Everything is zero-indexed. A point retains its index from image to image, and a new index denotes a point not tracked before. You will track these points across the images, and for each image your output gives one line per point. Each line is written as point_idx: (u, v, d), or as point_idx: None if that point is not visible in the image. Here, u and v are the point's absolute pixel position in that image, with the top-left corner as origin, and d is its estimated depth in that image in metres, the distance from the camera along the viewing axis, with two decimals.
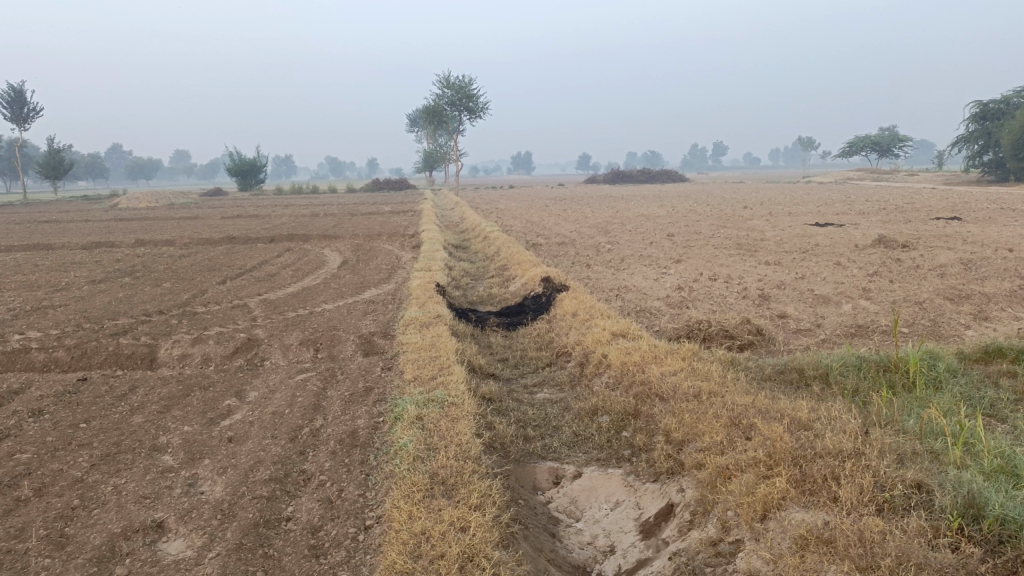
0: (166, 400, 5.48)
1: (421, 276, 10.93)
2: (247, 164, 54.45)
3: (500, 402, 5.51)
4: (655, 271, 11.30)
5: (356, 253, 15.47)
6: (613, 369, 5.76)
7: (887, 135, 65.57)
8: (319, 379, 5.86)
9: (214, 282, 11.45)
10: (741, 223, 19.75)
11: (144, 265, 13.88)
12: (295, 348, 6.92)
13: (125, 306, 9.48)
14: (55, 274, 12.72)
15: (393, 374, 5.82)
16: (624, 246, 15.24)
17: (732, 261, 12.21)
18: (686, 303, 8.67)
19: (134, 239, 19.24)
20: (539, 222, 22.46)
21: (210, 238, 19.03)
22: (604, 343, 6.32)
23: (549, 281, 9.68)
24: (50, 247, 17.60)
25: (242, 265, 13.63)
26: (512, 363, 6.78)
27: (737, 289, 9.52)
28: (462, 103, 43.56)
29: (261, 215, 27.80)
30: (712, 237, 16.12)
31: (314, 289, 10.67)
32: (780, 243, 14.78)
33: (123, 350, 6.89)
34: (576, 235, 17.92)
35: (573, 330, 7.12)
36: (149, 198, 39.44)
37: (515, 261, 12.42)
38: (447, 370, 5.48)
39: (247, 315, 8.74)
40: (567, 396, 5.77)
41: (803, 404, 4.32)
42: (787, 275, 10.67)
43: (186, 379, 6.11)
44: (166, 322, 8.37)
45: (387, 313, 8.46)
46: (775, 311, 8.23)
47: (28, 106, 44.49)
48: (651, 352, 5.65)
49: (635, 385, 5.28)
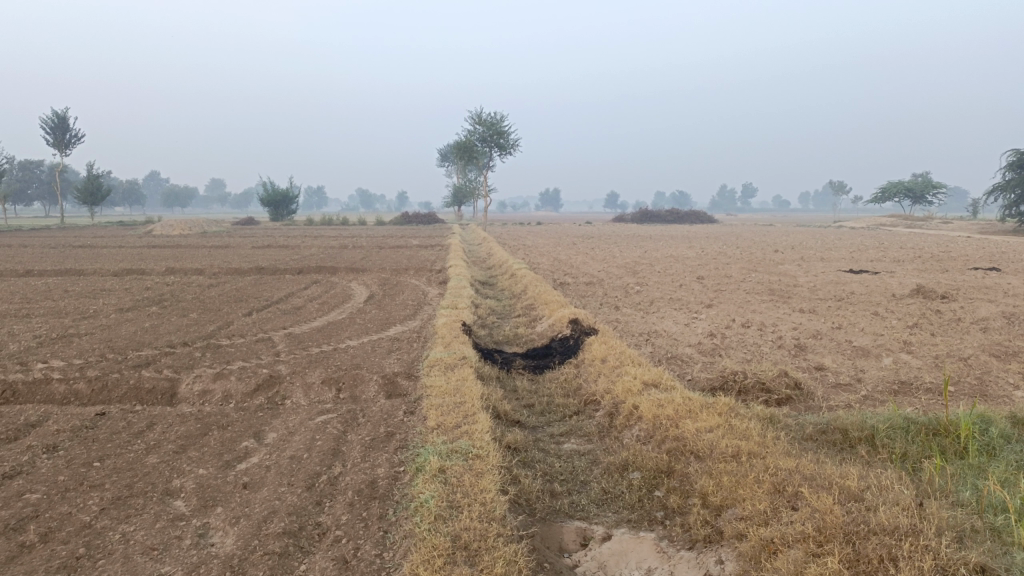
0: (182, 439, 5.34)
1: (447, 313, 10.78)
2: (279, 195, 55.19)
3: (526, 453, 5.28)
4: (686, 316, 11.05)
5: (382, 287, 15.40)
6: (645, 422, 5.51)
7: (920, 182, 64.84)
8: (339, 422, 5.68)
9: (240, 314, 11.41)
10: (773, 268, 19.44)
11: (172, 294, 13.91)
12: (316, 387, 6.77)
13: (150, 337, 9.44)
14: (84, 301, 12.78)
15: (415, 418, 5.63)
16: (653, 288, 15.01)
17: (765, 307, 11.92)
18: (719, 351, 8.41)
19: (164, 267, 19.40)
20: (567, 260, 22.31)
21: (239, 268, 19.13)
22: (636, 393, 6.08)
23: (578, 324, 9.47)
24: (81, 273, 17.80)
25: (268, 296, 13.62)
26: (539, 409, 6.55)
27: (771, 338, 9.24)
28: (494, 140, 43.93)
29: (291, 246, 27.99)
30: (743, 282, 15.84)
31: (339, 324, 10.56)
32: (813, 289, 14.46)
33: (144, 384, 6.78)
34: (604, 275, 17.75)
35: (602, 378, 6.89)
36: (182, 225, 40.05)
37: (542, 301, 12.25)
38: (471, 417, 5.28)
39: (270, 349, 8.63)
40: (596, 448, 5.52)
41: (850, 471, 4.05)
42: (823, 324, 10.36)
43: (204, 417, 5.97)
44: (189, 355, 8.29)
45: (411, 352, 8.30)
46: (812, 362, 7.94)
47: (71, 133, 45.72)
48: (685, 405, 5.40)
49: (668, 441, 5.03)
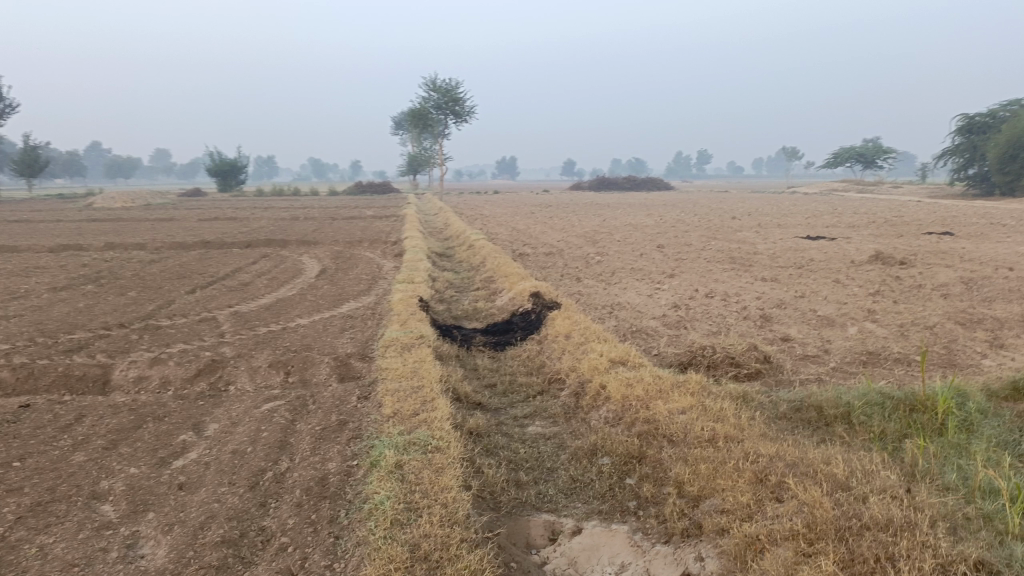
0: (114, 433, 4.89)
1: (404, 288, 10.38)
2: (228, 165, 53.54)
3: (488, 439, 4.97)
4: (649, 286, 10.82)
5: (336, 261, 14.85)
6: (612, 403, 5.25)
7: (870, 148, 65.84)
8: (287, 410, 5.29)
9: (183, 291, 10.83)
10: (732, 235, 19.37)
11: (111, 271, 13.20)
12: (263, 371, 6.35)
13: (84, 318, 8.85)
14: (15, 280, 12.02)
15: (370, 405, 5.27)
16: (613, 257, 14.77)
17: (727, 276, 11.77)
18: (684, 323, 8.19)
19: (104, 242, 18.48)
20: (525, 230, 21.93)
21: (185, 242, 18.33)
22: (603, 372, 5.81)
23: (539, 297, 9.17)
24: (14, 250, 16.83)
25: (215, 272, 13.01)
26: (501, 390, 6.25)
27: (736, 308, 9.06)
28: (449, 107, 43.07)
29: (240, 218, 27.03)
30: (703, 250, 15.68)
31: (290, 301, 10.07)
32: (774, 257, 14.38)
33: (74, 371, 6.27)
34: (564, 245, 17.46)
35: (566, 355, 6.60)
36: (125, 197, 38.54)
37: (502, 273, 11.89)
38: (430, 403, 4.94)
39: (215, 330, 8.14)
40: (562, 431, 5.24)
41: (832, 456, 3.83)
42: (786, 293, 10.23)
43: (140, 407, 5.51)
44: (126, 338, 7.76)
45: (366, 330, 7.90)
46: (779, 333, 7.77)
47: (4, 101, 43.43)
48: (654, 384, 5.14)
49: (639, 424, 4.77)
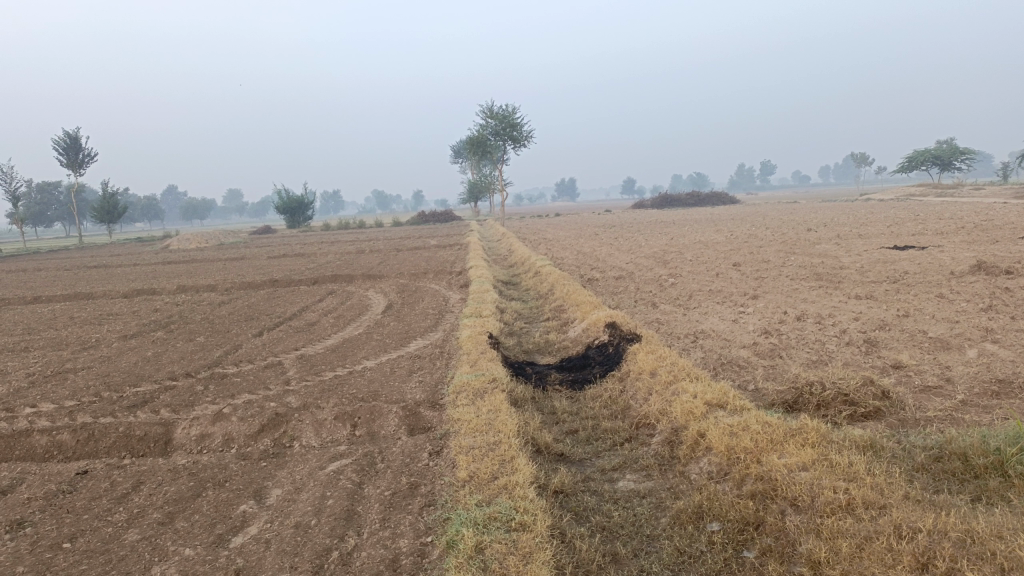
0: (172, 504, 4.53)
1: (472, 322, 9.93)
2: (295, 202, 54.66)
3: (575, 501, 4.42)
4: (731, 310, 10.10)
5: (401, 295, 14.56)
6: (715, 455, 4.63)
7: (946, 148, 62.94)
8: (353, 470, 4.84)
9: (249, 335, 10.63)
10: (811, 249, 18.36)
11: (181, 315, 13.20)
12: (328, 423, 5.94)
13: (151, 368, 8.69)
14: (88, 329, 12.09)
15: (443, 464, 4.78)
16: (688, 279, 14.07)
17: (816, 295, 10.94)
18: (780, 352, 7.47)
19: (175, 285, 18.74)
20: (591, 253, 21.33)
21: (253, 282, 18.42)
22: (698, 417, 5.18)
23: (615, 328, 8.58)
24: (91, 297, 17.19)
25: (281, 312, 12.86)
26: (584, 437, 5.68)
27: (833, 332, 8.28)
28: (507, 132, 42.92)
29: (307, 254, 27.28)
30: (783, 267, 14.83)
31: (356, 341, 9.72)
32: (862, 271, 13.43)
33: (135, 430, 5.98)
34: (633, 267, 16.81)
35: (655, 396, 5.99)
36: (198, 238, 39.64)
37: (573, 301, 11.34)
38: (510, 463, 4.42)
39: (280, 377, 7.83)
40: (658, 488, 4.64)
41: (1005, 526, 3.15)
42: (886, 312, 9.38)
43: (200, 471, 5.15)
44: (191, 389, 7.49)
45: (434, 373, 7.44)
46: (888, 360, 6.98)
47: (85, 152, 45.57)
48: (763, 432, 4.50)
49: (751, 482, 4.16)
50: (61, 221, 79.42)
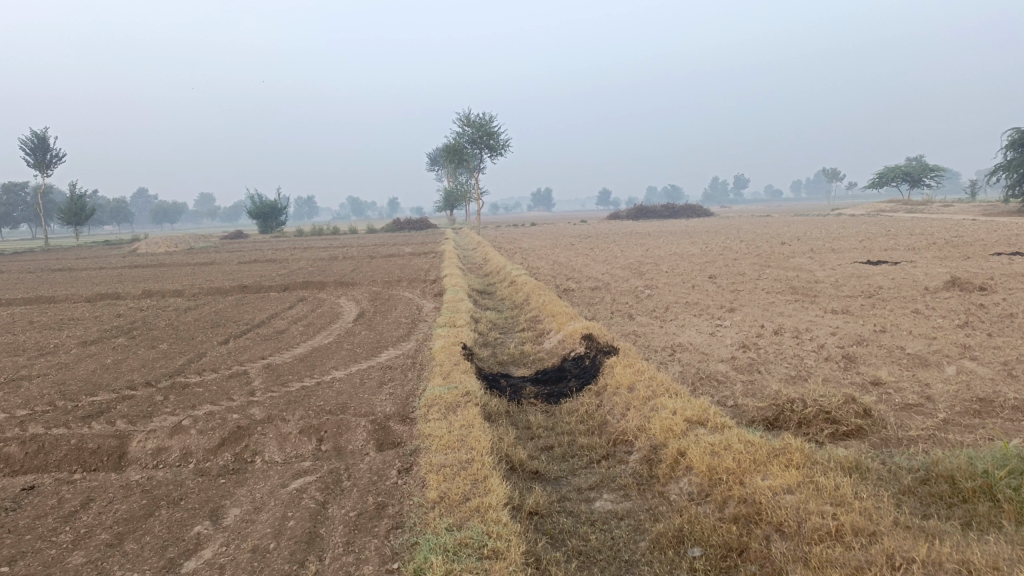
0: (123, 523, 4.24)
1: (445, 333, 9.69)
2: (268, 207, 54.02)
3: (551, 523, 4.22)
4: (709, 323, 9.98)
5: (374, 303, 14.29)
6: (696, 474, 4.46)
7: (915, 165, 63.98)
8: (317, 489, 4.59)
9: (215, 342, 10.30)
10: (786, 262, 18.39)
11: (144, 321, 12.78)
12: (293, 437, 5.68)
13: (109, 376, 8.34)
14: (46, 334, 11.64)
15: (412, 482, 4.55)
16: (664, 291, 13.96)
17: (793, 309, 10.88)
18: (759, 367, 7.34)
19: (142, 289, 18.25)
20: (567, 263, 21.19)
21: (222, 287, 18.00)
22: (678, 435, 5.01)
23: (592, 340, 8.40)
24: (52, 301, 16.66)
25: (249, 319, 12.52)
26: (559, 453, 5.48)
27: (811, 347, 8.18)
28: (483, 141, 42.74)
29: (279, 260, 26.80)
30: (759, 280, 14.79)
31: (326, 350, 9.44)
32: (837, 285, 13.42)
33: (87, 443, 5.67)
34: (609, 278, 16.68)
35: (633, 412, 5.81)
36: (168, 241, 38.92)
37: (549, 311, 11.15)
38: (482, 484, 4.20)
39: (244, 387, 7.53)
40: (636, 509, 4.46)
41: (1002, 557, 3.00)
42: (863, 327, 9.32)
43: (155, 487, 4.86)
44: (150, 400, 7.17)
45: (405, 385, 7.20)
46: (868, 377, 6.88)
47: (53, 152, 44.57)
48: (746, 452, 4.33)
49: (735, 506, 4.00)
50: (27, 222, 77.80)
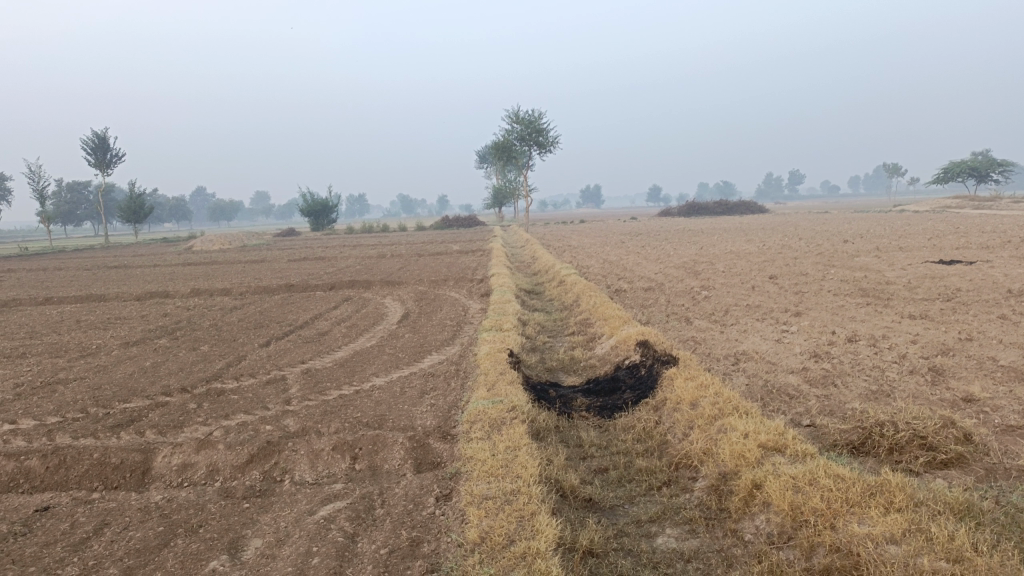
0: (134, 555, 3.86)
1: (491, 337, 9.20)
2: (319, 205, 54.41)
3: (608, 567, 3.70)
4: (774, 329, 9.28)
5: (418, 304, 13.87)
6: (775, 513, 3.88)
7: (982, 159, 61.16)
8: (347, 518, 4.15)
9: (256, 345, 10.02)
10: (851, 261, 17.43)
11: (189, 321, 12.63)
12: (325, 454, 5.26)
13: (145, 381, 8.09)
14: (91, 335, 11.56)
15: (450, 514, 4.07)
16: (722, 292, 13.25)
17: (865, 313, 10.09)
18: (834, 380, 6.67)
19: (190, 288, 18.21)
20: (618, 262, 20.54)
21: (268, 286, 17.89)
22: (752, 463, 4.43)
23: (647, 347, 7.82)
24: (103, 299, 16.76)
25: (293, 320, 12.27)
26: (615, 477, 4.94)
27: (891, 357, 7.47)
28: (532, 138, 42.19)
29: (327, 258, 26.80)
30: (823, 281, 13.96)
31: (367, 354, 9.06)
32: (910, 287, 12.53)
33: (111, 457, 5.34)
34: (662, 278, 16.02)
35: (697, 432, 5.23)
36: (222, 240, 39.48)
37: (600, 314, 10.57)
38: (529, 522, 3.70)
39: (280, 395, 7.18)
40: (704, 549, 3.90)
41: None
42: (945, 334, 8.53)
43: (174, 510, 4.48)
44: (183, 407, 6.86)
45: (448, 395, 6.73)
46: (959, 393, 6.16)
47: (114, 152, 45.64)
48: (835, 490, 3.74)
49: (825, 557, 3.41)
50: (90, 220, 80.07)
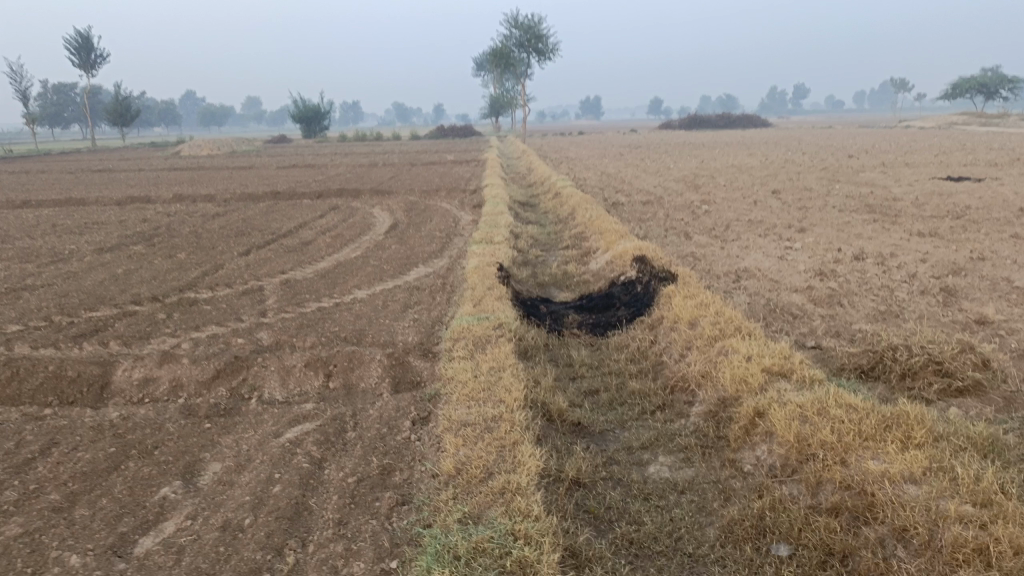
0: (79, 479, 3.53)
1: (481, 250, 8.76)
2: (311, 111, 52.77)
3: (596, 500, 3.39)
4: (776, 245, 8.85)
5: (408, 214, 13.34)
6: (779, 444, 3.55)
7: (993, 75, 59.30)
8: (314, 442, 3.81)
9: (236, 253, 9.57)
10: (856, 177, 16.85)
11: (168, 228, 12.11)
12: (297, 371, 4.90)
13: (116, 288, 7.68)
14: (66, 240, 11.08)
15: (426, 441, 3.74)
16: (723, 206, 12.76)
17: (872, 230, 9.65)
18: (840, 299, 6.29)
19: (173, 193, 17.59)
20: (616, 175, 19.90)
21: (254, 193, 17.28)
22: (755, 390, 4.09)
23: (644, 262, 7.40)
24: (82, 203, 16.17)
25: (277, 228, 11.78)
26: (606, 400, 4.61)
27: (900, 276, 7.08)
28: (531, 44, 40.57)
29: (317, 166, 26.01)
30: (829, 196, 13.45)
31: (351, 265, 8.64)
32: (919, 204, 12.05)
33: (67, 369, 4.97)
34: (662, 191, 15.48)
35: (696, 354, 4.87)
36: (210, 145, 38.45)
37: (595, 228, 10.10)
38: (510, 453, 3.37)
39: (256, 306, 6.79)
40: (701, 480, 3.59)
41: None
42: (957, 253, 8.12)
43: (129, 429, 4.15)
44: (151, 318, 6.48)
45: (432, 310, 6.36)
46: (972, 315, 5.79)
47: (97, 52, 43.85)
48: (848, 421, 3.40)
49: (833, 495, 3.10)
50: (77, 124, 77.98)
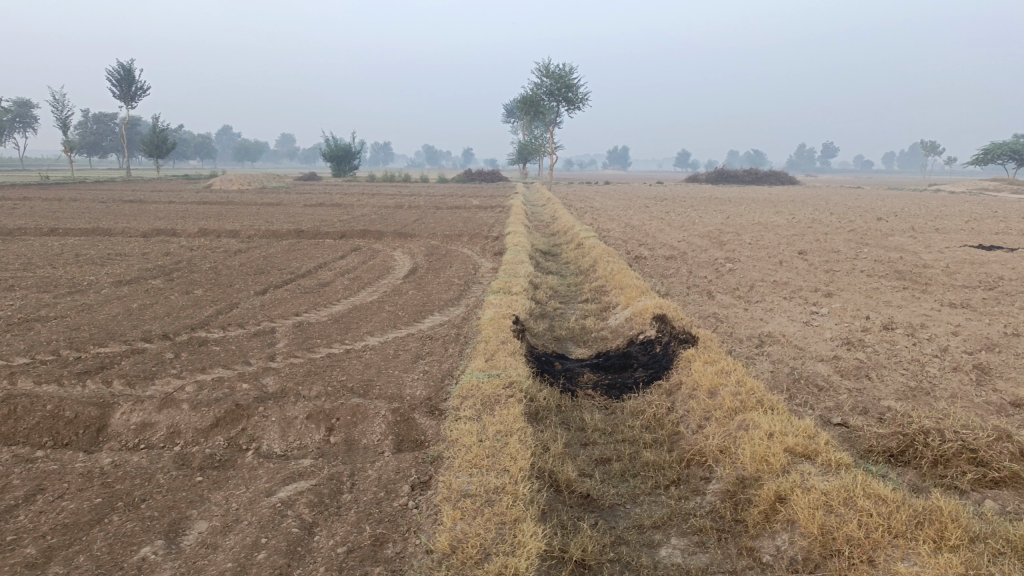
0: (58, 532, 3.37)
1: (498, 300, 8.61)
2: (342, 150, 53.59)
3: None
4: (802, 309, 8.61)
5: (428, 259, 13.28)
6: (801, 535, 3.30)
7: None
8: (307, 504, 3.63)
9: (252, 292, 9.51)
10: (885, 240, 16.58)
11: (189, 262, 12.12)
12: (298, 423, 4.74)
13: (128, 324, 7.62)
14: (87, 270, 11.11)
15: (423, 510, 3.54)
16: (748, 265, 12.56)
17: (901, 298, 9.39)
18: (868, 372, 6.04)
19: (198, 227, 17.73)
20: (640, 227, 19.80)
21: (278, 230, 17.36)
22: (775, 472, 3.85)
23: (664, 322, 7.20)
24: (109, 233, 16.32)
25: (296, 268, 11.75)
26: (618, 471, 4.38)
27: (930, 349, 6.81)
28: (561, 94, 41.03)
29: (343, 205, 26.22)
30: (856, 259, 13.19)
31: (366, 310, 8.53)
32: (950, 272, 11.76)
33: (65, 410, 4.84)
34: (686, 246, 15.31)
35: (714, 426, 4.63)
36: (241, 180, 39.04)
37: (616, 282, 9.94)
38: (511, 531, 3.15)
39: (265, 350, 6.67)
40: (714, 569, 3.34)
41: None
42: (990, 327, 7.83)
43: (119, 478, 3.99)
44: (158, 357, 6.37)
45: (443, 363, 6.19)
46: (1007, 396, 5.51)
47: (138, 85, 45.02)
48: (876, 515, 3.15)
49: None
50: (115, 154, 79.79)
